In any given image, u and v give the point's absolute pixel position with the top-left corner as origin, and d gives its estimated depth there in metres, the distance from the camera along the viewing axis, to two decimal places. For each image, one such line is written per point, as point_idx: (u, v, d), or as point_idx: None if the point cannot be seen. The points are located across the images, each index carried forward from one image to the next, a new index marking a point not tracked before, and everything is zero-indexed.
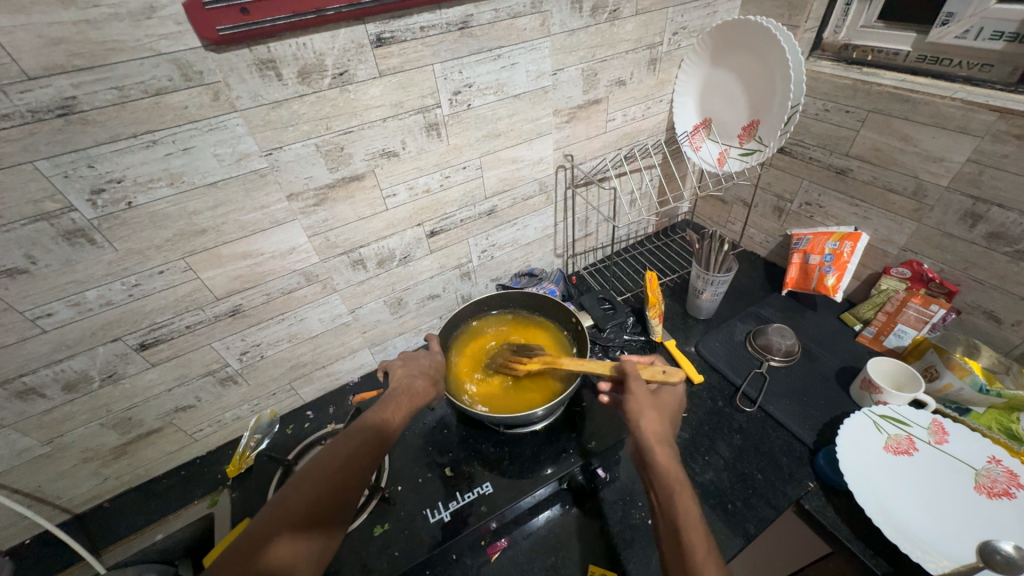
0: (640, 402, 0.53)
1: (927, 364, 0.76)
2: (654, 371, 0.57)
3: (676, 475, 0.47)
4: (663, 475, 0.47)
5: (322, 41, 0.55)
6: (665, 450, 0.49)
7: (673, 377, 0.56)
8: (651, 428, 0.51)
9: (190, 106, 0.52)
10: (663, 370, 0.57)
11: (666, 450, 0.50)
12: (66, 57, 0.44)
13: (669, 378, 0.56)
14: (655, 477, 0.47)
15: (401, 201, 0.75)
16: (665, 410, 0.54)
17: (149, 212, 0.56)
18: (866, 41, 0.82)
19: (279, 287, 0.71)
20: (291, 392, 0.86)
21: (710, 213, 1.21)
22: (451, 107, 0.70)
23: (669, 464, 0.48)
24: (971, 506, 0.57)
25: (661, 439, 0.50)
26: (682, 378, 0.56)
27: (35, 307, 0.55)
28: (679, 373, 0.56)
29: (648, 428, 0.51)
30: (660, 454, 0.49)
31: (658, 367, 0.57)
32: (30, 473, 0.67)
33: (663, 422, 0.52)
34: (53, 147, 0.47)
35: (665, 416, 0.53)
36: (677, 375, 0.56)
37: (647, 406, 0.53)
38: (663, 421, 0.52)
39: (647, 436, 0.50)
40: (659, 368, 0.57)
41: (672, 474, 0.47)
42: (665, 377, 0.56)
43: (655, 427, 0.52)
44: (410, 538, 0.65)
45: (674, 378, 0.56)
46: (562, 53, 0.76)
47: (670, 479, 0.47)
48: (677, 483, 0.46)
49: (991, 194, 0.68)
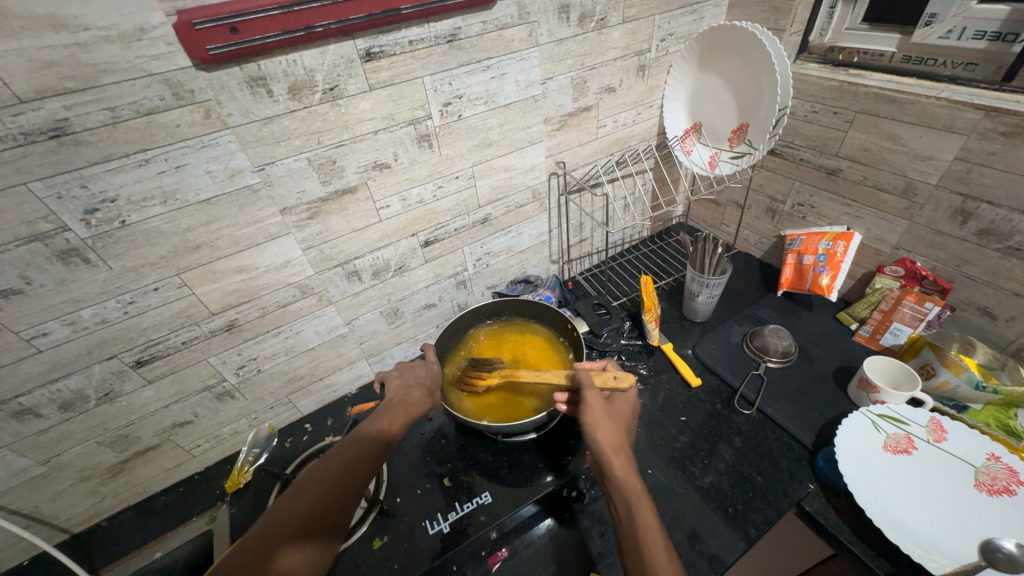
0: (594, 413, 0.54)
1: (923, 362, 0.76)
2: (605, 377, 0.59)
3: (633, 484, 0.49)
4: (621, 487, 0.49)
5: (312, 57, 0.56)
6: (621, 459, 0.51)
7: (624, 383, 0.57)
8: (606, 438, 0.52)
9: (182, 125, 0.52)
10: (615, 377, 0.58)
11: (623, 458, 0.51)
12: (57, 80, 0.45)
13: (620, 384, 0.58)
14: (614, 490, 0.49)
15: (395, 212, 0.75)
16: (618, 417, 0.55)
17: (143, 230, 0.56)
18: (851, 43, 0.83)
19: (275, 301, 0.71)
20: (289, 405, 0.86)
21: (704, 215, 1.22)
22: (442, 118, 0.71)
23: (626, 474, 0.49)
24: (972, 504, 0.57)
25: (616, 449, 0.52)
26: (631, 382, 0.57)
27: (31, 328, 0.55)
28: (629, 378, 0.57)
29: (603, 438, 0.52)
30: (617, 465, 0.50)
31: (610, 374, 0.59)
32: (27, 493, 0.67)
33: (618, 431, 0.54)
34: (45, 169, 0.48)
35: (620, 425, 0.55)
36: (628, 380, 0.57)
37: (600, 416, 0.54)
38: (618, 429, 0.54)
39: (603, 447, 0.52)
40: (611, 374, 0.59)
41: (630, 485, 0.49)
42: (616, 384, 0.58)
43: (611, 437, 0.53)
44: (410, 550, 0.65)
45: (625, 384, 0.57)
46: (551, 63, 0.77)
47: (628, 490, 0.48)
48: (634, 494, 0.48)
49: (980, 191, 0.69)
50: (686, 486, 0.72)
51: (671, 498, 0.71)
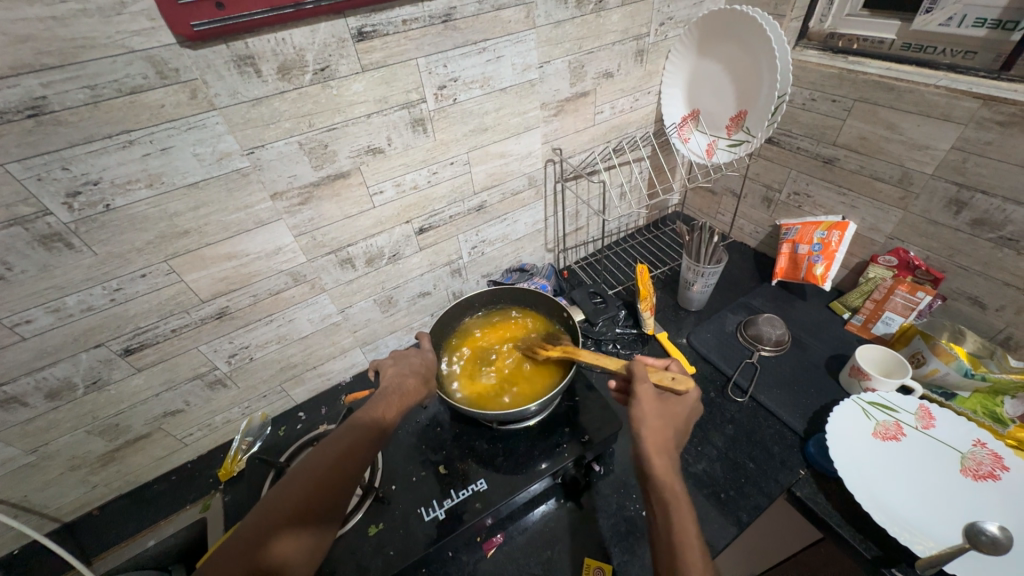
0: (642, 409, 0.53)
1: (914, 351, 0.77)
2: (662, 376, 0.56)
3: (673, 485, 0.47)
4: (661, 486, 0.47)
5: (302, 35, 0.54)
6: (665, 459, 0.49)
7: (682, 385, 0.55)
8: (652, 437, 0.50)
9: (167, 105, 0.51)
10: (672, 377, 0.56)
11: (667, 459, 0.49)
12: (34, 55, 0.43)
13: (677, 386, 0.55)
14: (654, 487, 0.47)
15: (389, 198, 0.74)
16: (670, 418, 0.53)
17: (128, 215, 0.54)
18: (852, 30, 0.82)
19: (266, 288, 0.70)
20: (283, 394, 0.85)
21: (700, 204, 1.21)
22: (437, 102, 0.69)
23: (668, 475, 0.48)
24: (958, 488, 0.58)
25: (661, 448, 0.50)
26: (690, 386, 0.54)
27: (13, 315, 0.53)
28: (688, 381, 0.55)
29: (650, 435, 0.51)
30: (659, 463, 0.48)
31: (668, 374, 0.57)
32: (16, 482, 0.66)
33: (667, 431, 0.52)
34: (23, 149, 0.46)
35: (668, 424, 0.52)
36: (685, 383, 0.55)
37: (650, 413, 0.53)
38: (666, 429, 0.51)
39: (649, 444, 0.50)
40: (669, 374, 0.56)
41: (670, 485, 0.47)
42: (672, 385, 0.55)
43: (657, 435, 0.51)
44: (406, 537, 0.65)
45: (682, 386, 0.55)
46: (548, 46, 0.75)
47: (667, 490, 0.46)
48: (673, 493, 0.46)
49: (974, 180, 0.69)
50: None
51: None
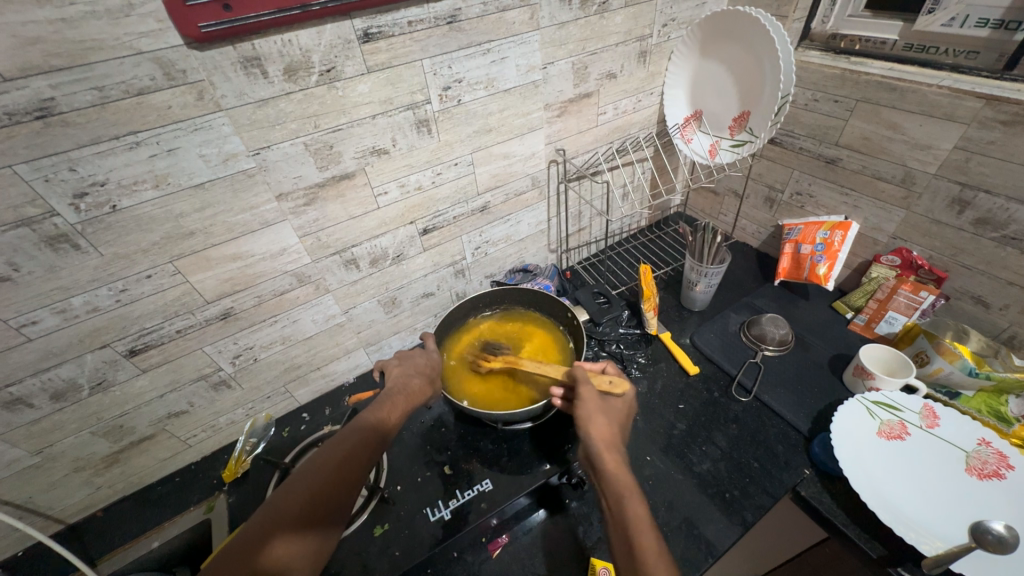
0: (590, 408, 0.54)
1: (918, 350, 0.77)
2: (601, 380, 0.59)
3: (624, 477, 0.47)
4: (614, 480, 0.47)
5: (308, 37, 0.54)
6: (614, 454, 0.50)
7: (619, 388, 0.58)
8: (600, 434, 0.51)
9: (174, 106, 0.51)
10: (610, 380, 0.59)
11: (615, 453, 0.50)
12: (42, 57, 0.43)
13: (614, 389, 0.58)
14: (606, 483, 0.47)
15: (393, 199, 0.74)
16: (613, 416, 0.55)
17: (134, 216, 0.54)
18: (853, 31, 0.82)
19: (271, 289, 0.70)
20: (287, 395, 0.85)
21: (702, 205, 1.22)
22: (441, 103, 0.69)
23: (619, 468, 0.48)
24: (964, 487, 0.58)
25: (609, 443, 0.51)
26: (626, 388, 0.58)
27: (19, 316, 0.53)
28: (625, 383, 0.58)
29: (597, 433, 0.52)
30: (609, 458, 0.49)
31: (606, 377, 0.59)
32: (20, 484, 0.66)
33: (612, 427, 0.53)
34: (31, 151, 0.46)
35: (612, 422, 0.54)
36: (622, 385, 0.58)
37: (595, 412, 0.54)
38: (612, 426, 0.53)
39: (597, 442, 0.51)
40: (606, 377, 0.59)
41: (621, 477, 0.47)
42: (611, 388, 0.58)
43: (604, 434, 0.52)
44: (412, 537, 0.65)
45: (619, 388, 0.58)
46: (552, 47, 0.76)
47: (620, 483, 0.46)
48: (626, 485, 0.46)
49: (977, 180, 0.69)
50: (685, 472, 0.73)
51: (670, 485, 0.72)
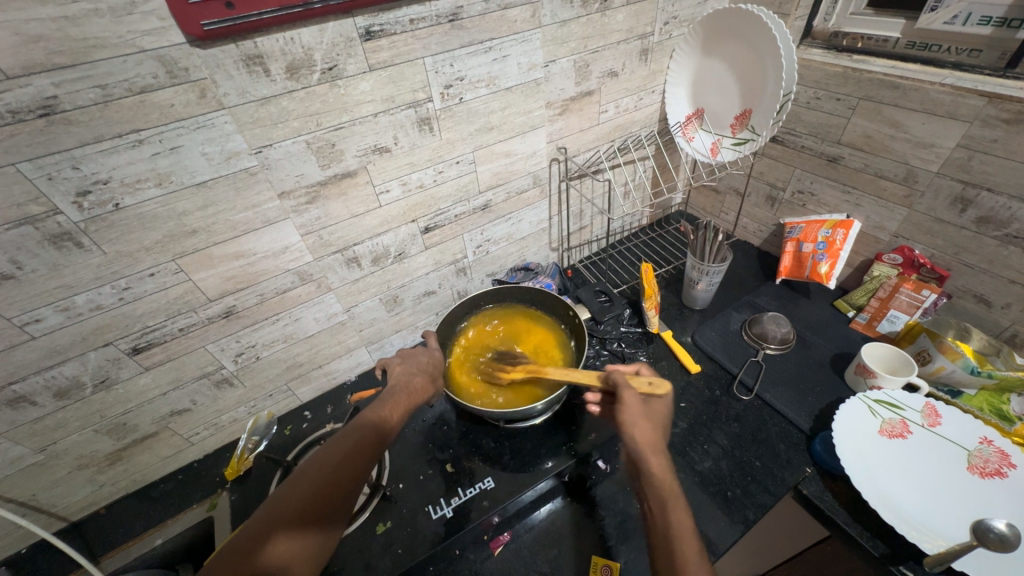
0: (633, 412, 0.53)
1: (920, 349, 0.77)
2: (641, 381, 0.57)
3: (669, 485, 0.47)
4: (658, 486, 0.47)
5: (310, 35, 0.54)
6: (660, 459, 0.50)
7: (660, 390, 0.56)
8: (645, 438, 0.51)
9: (176, 104, 0.51)
10: (650, 381, 0.57)
11: (661, 459, 0.50)
12: (44, 55, 0.43)
13: (655, 390, 0.56)
14: (650, 488, 0.47)
15: (395, 197, 0.74)
16: (655, 419, 0.54)
17: (137, 214, 0.54)
18: (855, 29, 0.82)
19: (273, 288, 0.70)
20: (289, 393, 0.85)
21: (703, 203, 1.22)
22: (443, 101, 0.69)
23: (664, 474, 0.48)
24: (965, 485, 0.58)
25: (654, 448, 0.50)
26: (667, 389, 0.56)
27: (23, 314, 0.54)
28: (666, 385, 0.56)
29: (642, 437, 0.51)
30: (655, 464, 0.49)
31: (646, 378, 0.57)
32: (24, 481, 0.66)
33: (655, 431, 0.52)
34: (35, 149, 0.46)
35: (656, 426, 0.53)
36: (664, 387, 0.56)
37: (638, 416, 0.53)
38: (656, 430, 0.52)
39: (641, 446, 0.50)
40: (646, 379, 0.57)
41: (666, 485, 0.47)
42: (652, 390, 0.56)
43: (648, 437, 0.52)
44: (414, 534, 0.65)
45: (661, 389, 0.56)
46: (554, 45, 0.75)
47: (664, 490, 0.47)
48: (670, 492, 0.46)
49: (980, 178, 0.69)
50: (686, 470, 0.73)
51: None
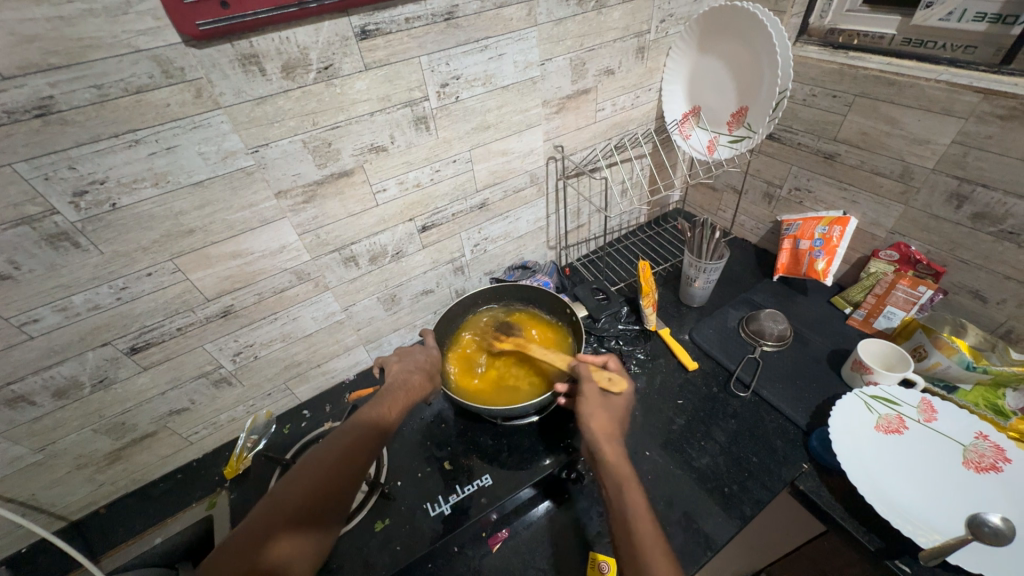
0: (589, 404, 0.57)
1: (916, 345, 0.78)
2: (601, 376, 0.61)
3: (624, 469, 0.50)
4: (613, 470, 0.50)
5: (306, 34, 0.55)
6: (614, 447, 0.53)
7: (617, 384, 0.60)
8: (601, 427, 0.55)
9: (172, 104, 0.51)
10: (609, 377, 0.61)
11: (615, 446, 0.53)
12: (40, 55, 0.43)
13: (613, 385, 0.60)
14: (606, 472, 0.50)
15: (392, 196, 0.74)
16: (615, 411, 0.58)
17: (134, 214, 0.55)
18: (851, 26, 0.82)
19: (271, 287, 0.71)
20: (287, 392, 0.85)
21: (701, 201, 1.22)
22: (439, 100, 0.69)
23: (618, 460, 0.51)
24: (961, 480, 0.59)
25: (609, 436, 0.54)
26: (624, 385, 0.60)
27: (21, 314, 0.54)
28: (622, 381, 0.60)
29: (599, 428, 0.55)
30: (609, 450, 0.52)
31: (606, 373, 0.62)
32: (23, 481, 0.66)
33: (611, 422, 0.56)
34: (31, 149, 0.46)
35: (613, 417, 0.57)
36: (621, 382, 0.60)
37: (595, 409, 0.57)
38: (612, 421, 0.56)
39: (596, 435, 0.54)
40: (606, 373, 0.62)
41: (621, 469, 0.50)
42: (610, 384, 0.60)
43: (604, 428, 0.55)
44: (412, 532, 0.65)
45: (617, 385, 0.60)
46: (550, 43, 0.76)
47: (619, 472, 0.49)
48: (624, 475, 0.49)
49: (975, 174, 0.69)
50: (683, 466, 0.74)
51: (669, 479, 0.72)
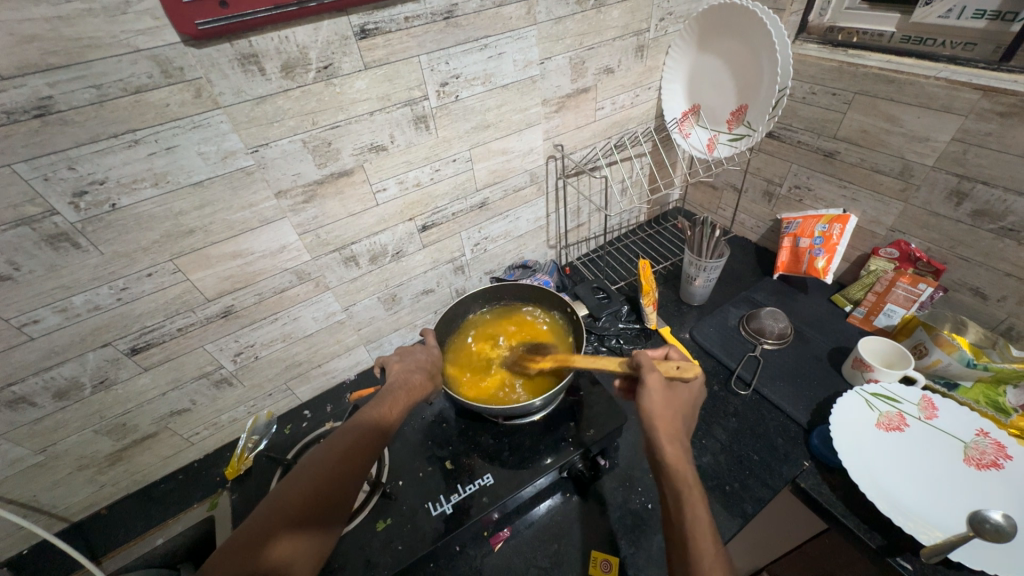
0: (654, 400, 0.52)
1: (916, 342, 0.78)
2: (668, 366, 0.55)
3: (687, 478, 0.47)
4: (675, 478, 0.48)
5: (305, 33, 0.54)
6: (677, 450, 0.50)
7: (688, 373, 0.54)
8: (665, 427, 0.51)
9: (172, 104, 0.51)
10: (678, 365, 0.55)
11: (678, 448, 0.50)
12: (39, 55, 0.43)
13: (683, 374, 0.54)
14: (666, 480, 0.48)
15: (392, 195, 0.74)
16: (677, 406, 0.54)
17: (134, 214, 0.55)
18: (851, 24, 0.82)
19: (271, 287, 0.70)
20: (288, 392, 0.85)
21: (701, 200, 1.22)
22: (439, 99, 0.69)
23: (681, 466, 0.48)
24: (962, 477, 0.59)
25: (674, 438, 0.50)
26: (696, 373, 0.54)
27: (21, 315, 0.54)
28: (695, 368, 0.54)
29: (662, 427, 0.51)
30: (672, 455, 0.49)
31: (674, 362, 0.55)
32: (24, 482, 0.66)
33: (675, 420, 0.52)
34: (30, 149, 0.46)
35: (676, 414, 0.53)
36: (693, 371, 0.54)
37: (659, 405, 0.52)
38: (675, 419, 0.52)
39: (659, 435, 0.50)
40: (675, 363, 0.55)
41: (684, 478, 0.47)
42: (679, 373, 0.54)
43: (668, 425, 0.51)
44: (414, 531, 0.65)
45: (689, 373, 0.54)
46: (549, 42, 0.75)
47: (682, 484, 0.47)
48: (687, 487, 0.47)
49: (975, 172, 0.69)
50: None
51: None
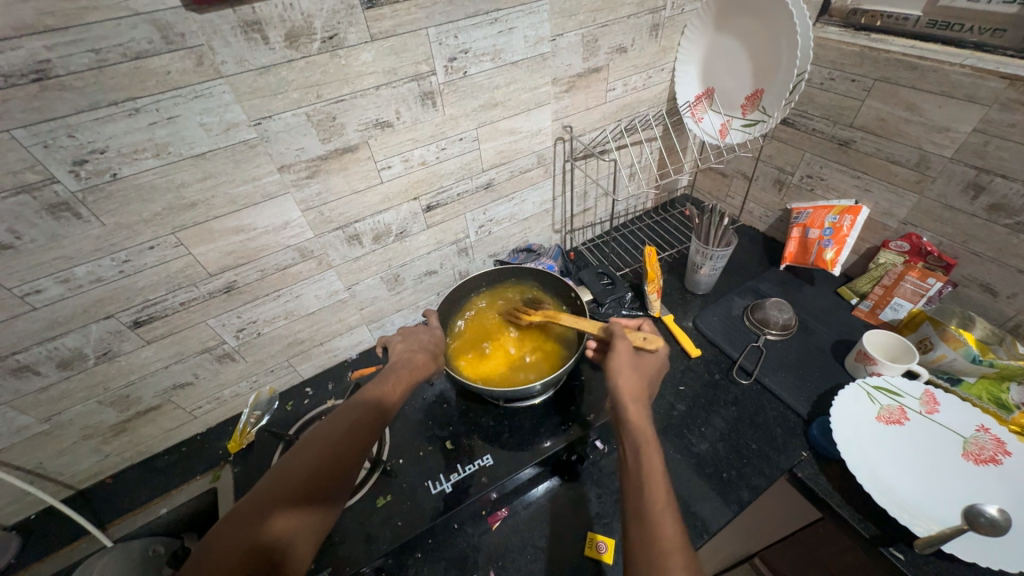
0: (619, 361, 0.54)
1: (921, 337, 0.77)
2: (635, 335, 0.58)
3: (647, 431, 0.48)
4: (634, 431, 0.48)
5: (310, 1, 0.53)
6: (640, 408, 0.50)
7: (653, 344, 0.57)
8: (629, 387, 0.52)
9: (173, 71, 0.49)
10: (644, 336, 0.58)
11: (641, 407, 0.50)
12: (36, 16, 0.42)
13: (648, 343, 0.57)
14: (627, 433, 0.48)
15: (396, 173, 0.73)
16: (644, 371, 0.55)
17: (136, 185, 0.54)
18: (875, 6, 0.79)
19: (274, 263, 0.70)
20: (290, 369, 0.86)
21: (710, 187, 1.20)
22: (447, 75, 0.67)
23: (642, 421, 0.49)
24: (959, 471, 0.59)
25: (636, 396, 0.51)
26: (660, 344, 0.57)
27: (24, 284, 0.53)
28: (659, 340, 0.57)
29: (626, 387, 0.52)
30: (634, 411, 0.50)
31: (641, 333, 0.59)
32: (30, 450, 0.67)
33: (640, 381, 0.53)
34: (29, 114, 0.45)
35: (643, 377, 0.54)
36: (657, 341, 0.57)
37: (625, 366, 0.54)
38: (641, 380, 0.53)
39: (622, 392, 0.51)
40: (641, 333, 0.58)
41: (643, 430, 0.48)
42: (643, 343, 0.57)
43: (632, 386, 0.53)
44: (413, 508, 0.66)
45: (652, 344, 0.57)
46: (561, 18, 0.73)
47: (641, 436, 0.47)
48: (648, 438, 0.47)
49: (995, 164, 0.67)
50: (682, 452, 0.74)
51: (668, 464, 0.73)
